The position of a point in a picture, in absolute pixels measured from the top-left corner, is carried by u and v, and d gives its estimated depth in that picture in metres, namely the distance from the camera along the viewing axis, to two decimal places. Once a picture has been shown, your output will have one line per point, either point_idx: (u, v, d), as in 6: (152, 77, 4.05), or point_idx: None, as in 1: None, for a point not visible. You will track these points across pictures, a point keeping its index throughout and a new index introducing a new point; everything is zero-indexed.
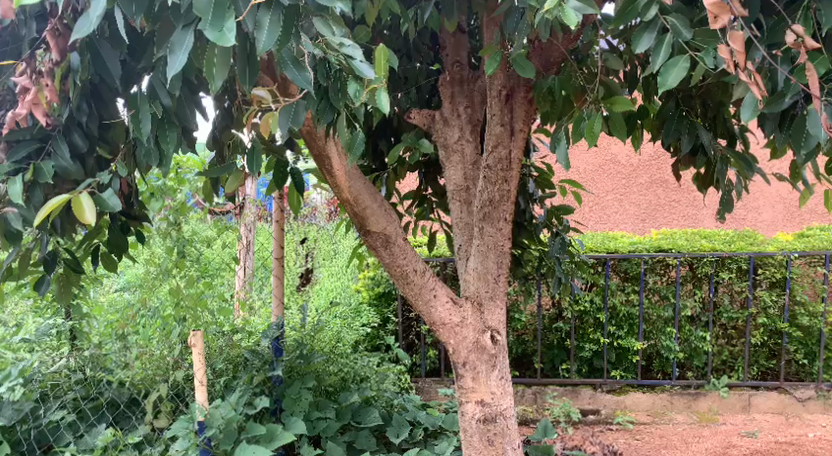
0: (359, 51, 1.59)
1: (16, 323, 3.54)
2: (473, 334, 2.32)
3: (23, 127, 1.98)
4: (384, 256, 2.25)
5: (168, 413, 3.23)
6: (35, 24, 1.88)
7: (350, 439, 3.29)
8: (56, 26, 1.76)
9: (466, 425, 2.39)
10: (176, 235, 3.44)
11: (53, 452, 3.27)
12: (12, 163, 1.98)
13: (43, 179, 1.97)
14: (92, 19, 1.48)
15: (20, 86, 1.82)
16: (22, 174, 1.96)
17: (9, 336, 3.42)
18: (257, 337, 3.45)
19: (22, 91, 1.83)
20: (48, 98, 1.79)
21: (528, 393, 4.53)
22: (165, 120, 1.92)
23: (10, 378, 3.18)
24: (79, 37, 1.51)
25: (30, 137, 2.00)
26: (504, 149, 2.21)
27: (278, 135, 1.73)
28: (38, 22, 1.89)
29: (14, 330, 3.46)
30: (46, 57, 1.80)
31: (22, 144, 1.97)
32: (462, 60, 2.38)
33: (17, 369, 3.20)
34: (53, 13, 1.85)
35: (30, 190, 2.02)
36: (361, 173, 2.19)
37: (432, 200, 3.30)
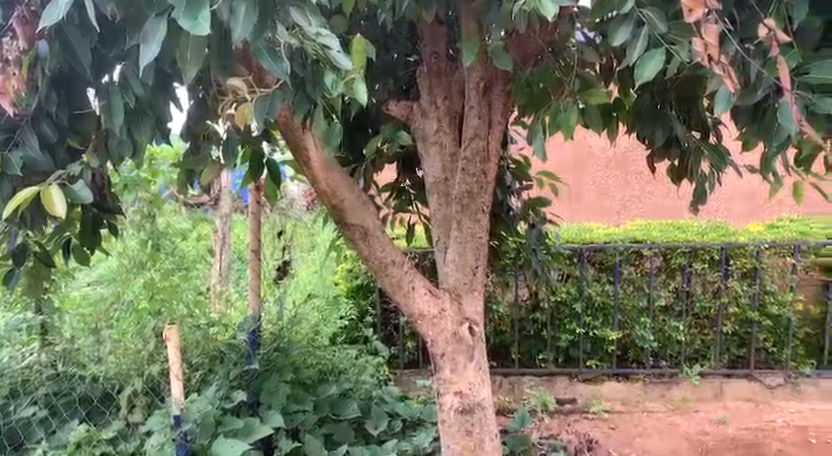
0: (336, 40, 1.57)
1: None
2: (451, 326, 2.31)
3: None
4: (363, 248, 2.25)
5: (143, 407, 3.23)
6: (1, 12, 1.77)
7: (329, 431, 3.27)
8: (24, 13, 1.72)
9: (444, 416, 2.40)
10: (151, 227, 3.42)
11: (24, 449, 3.22)
12: None
13: (11, 171, 1.96)
14: (61, 7, 1.46)
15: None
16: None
17: None
18: (233, 330, 3.45)
19: None
20: (16, 87, 1.74)
21: (505, 384, 4.57)
22: (138, 110, 1.95)
23: None
24: (47, 25, 1.48)
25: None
26: (481, 141, 2.22)
27: (255, 126, 1.75)
28: (2, 9, 1.77)
29: None
30: (12, 44, 1.74)
31: None
32: (440, 52, 2.34)
33: None
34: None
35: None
36: (339, 164, 2.19)
37: (411, 192, 3.33)
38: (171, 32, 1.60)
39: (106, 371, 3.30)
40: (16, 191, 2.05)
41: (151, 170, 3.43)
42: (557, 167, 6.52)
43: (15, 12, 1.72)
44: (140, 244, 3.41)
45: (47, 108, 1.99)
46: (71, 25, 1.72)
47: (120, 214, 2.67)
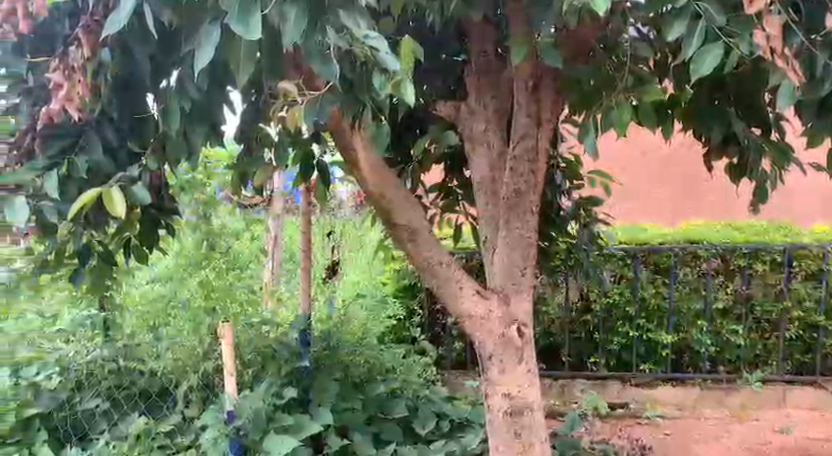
0: (384, 42, 1.52)
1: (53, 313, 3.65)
2: (499, 327, 2.27)
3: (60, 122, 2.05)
4: (410, 248, 2.24)
5: (198, 402, 3.29)
6: (67, 22, 1.90)
7: (377, 429, 3.27)
8: (89, 22, 1.77)
9: (492, 417, 2.36)
10: (206, 228, 3.51)
11: (88, 440, 3.28)
12: (48, 157, 2.06)
13: (77, 174, 2.06)
14: (122, 16, 1.49)
15: (52, 82, 1.80)
16: (58, 168, 2.05)
17: (47, 327, 3.55)
18: (285, 328, 3.50)
19: (54, 88, 1.81)
20: (81, 94, 1.78)
21: (555, 387, 4.51)
22: (195, 114, 2.01)
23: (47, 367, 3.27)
24: (110, 34, 1.51)
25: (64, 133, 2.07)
26: (531, 140, 2.19)
27: (305, 128, 1.77)
28: (70, 20, 1.90)
29: (51, 321, 3.58)
30: (78, 54, 1.77)
31: (57, 139, 2.06)
32: (488, 51, 2.29)
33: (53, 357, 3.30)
34: (84, 10, 1.86)
35: (65, 185, 2.12)
36: (387, 165, 2.18)
37: (458, 192, 3.32)
38: (224, 35, 1.62)
39: (164, 366, 3.36)
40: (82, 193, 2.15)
41: (207, 172, 3.51)
42: (609, 166, 6.44)
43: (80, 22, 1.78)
44: (195, 244, 3.49)
45: (109, 113, 2.10)
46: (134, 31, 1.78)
47: (177, 214, 2.69)
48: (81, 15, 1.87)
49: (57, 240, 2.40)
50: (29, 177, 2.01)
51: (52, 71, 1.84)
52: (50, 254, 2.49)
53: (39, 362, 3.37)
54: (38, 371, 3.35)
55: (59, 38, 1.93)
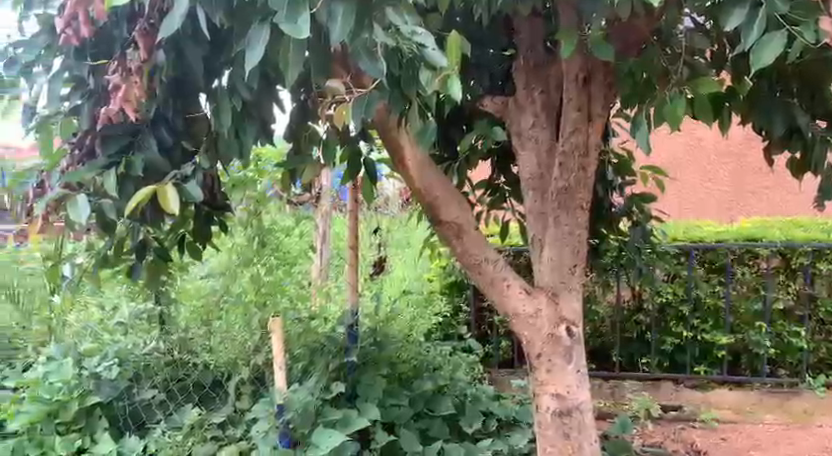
0: (431, 38, 1.54)
1: (113, 306, 3.79)
2: (548, 326, 2.24)
3: (117, 122, 2.10)
4: (456, 246, 2.22)
5: (249, 395, 3.37)
6: (125, 26, 1.94)
7: (424, 426, 3.25)
8: (144, 26, 1.81)
9: (541, 418, 2.32)
10: (257, 224, 3.50)
11: (145, 429, 3.43)
12: (107, 157, 2.11)
13: (135, 173, 2.10)
14: (176, 18, 1.53)
15: (112, 83, 1.86)
16: (116, 168, 2.09)
17: (107, 318, 3.68)
18: (333, 324, 3.53)
19: (113, 89, 1.86)
20: (138, 95, 1.81)
21: (605, 388, 4.45)
22: (244, 113, 2.05)
23: (107, 358, 3.48)
24: (165, 36, 1.55)
25: (123, 132, 2.13)
26: (581, 135, 2.16)
27: (352, 128, 1.75)
28: (126, 22, 1.94)
29: (111, 313, 3.71)
30: (135, 55, 1.82)
31: (115, 139, 2.11)
32: (536, 45, 2.25)
33: (112, 350, 3.49)
34: (141, 13, 1.90)
35: (122, 183, 2.16)
36: (433, 162, 2.17)
37: (505, 189, 3.28)
38: (274, 34, 1.64)
39: (217, 360, 3.45)
40: (138, 190, 2.18)
41: (258, 169, 3.57)
42: (663, 161, 6.33)
43: (137, 25, 1.81)
44: (247, 240, 3.51)
45: (165, 112, 2.15)
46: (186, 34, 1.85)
47: (229, 210, 2.74)
48: (138, 18, 1.89)
49: (116, 235, 2.51)
50: (90, 176, 2.07)
51: (112, 72, 1.90)
52: (108, 251, 2.54)
53: (99, 354, 3.51)
54: (100, 362, 3.46)
55: (118, 42, 1.97)
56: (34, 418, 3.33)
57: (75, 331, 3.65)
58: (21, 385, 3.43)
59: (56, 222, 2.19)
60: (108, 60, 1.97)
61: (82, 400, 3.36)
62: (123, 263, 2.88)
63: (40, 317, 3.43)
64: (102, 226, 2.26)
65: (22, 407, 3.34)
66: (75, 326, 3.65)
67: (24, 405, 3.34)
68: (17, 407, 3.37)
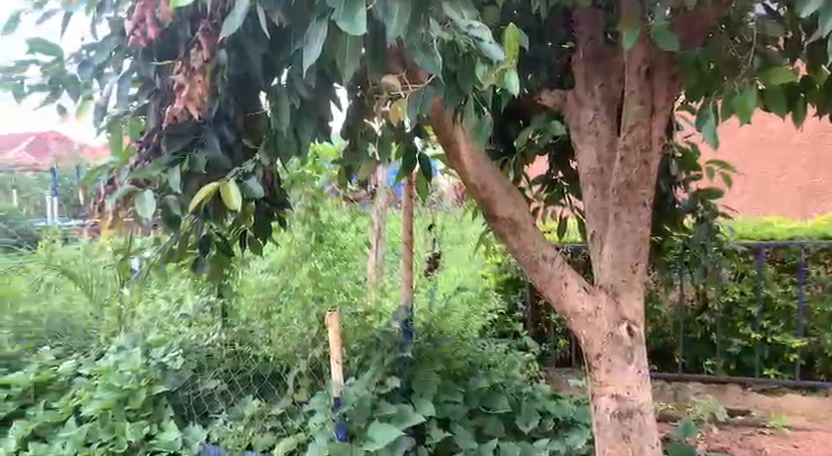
0: (488, 32, 1.53)
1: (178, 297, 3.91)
2: (607, 325, 2.18)
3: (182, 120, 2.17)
4: (512, 242, 2.19)
5: (307, 387, 3.38)
6: (189, 26, 1.97)
7: (479, 424, 3.21)
8: (207, 26, 1.84)
9: (599, 419, 2.27)
10: (315, 220, 3.56)
11: (208, 418, 3.46)
12: (171, 154, 2.18)
13: (197, 170, 2.17)
14: (238, 17, 1.54)
15: (177, 82, 1.91)
16: (180, 164, 2.16)
17: (172, 310, 3.79)
18: (387, 319, 3.52)
19: (178, 88, 1.90)
20: (201, 93, 1.86)
21: (667, 389, 4.35)
22: (302, 110, 2.08)
23: (172, 349, 3.59)
24: (228, 35, 1.57)
25: (187, 130, 2.20)
26: (643, 128, 2.08)
27: (406, 122, 1.80)
28: (190, 23, 1.98)
29: (175, 304, 3.82)
30: (198, 55, 1.86)
31: (180, 137, 2.18)
32: (597, 37, 2.20)
33: (177, 342, 3.61)
34: (203, 13, 1.93)
35: (186, 178, 2.24)
36: (489, 157, 2.15)
37: (563, 185, 3.23)
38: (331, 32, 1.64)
39: (276, 352, 3.47)
40: (202, 185, 2.27)
41: (315, 166, 3.62)
42: (732, 155, 6.17)
43: (200, 26, 1.85)
44: (305, 236, 3.57)
45: (226, 110, 2.19)
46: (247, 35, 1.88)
47: (289, 206, 2.79)
48: (202, 18, 1.92)
49: (181, 230, 2.57)
50: (155, 174, 2.13)
51: (177, 72, 1.94)
52: (173, 245, 2.59)
53: (164, 345, 3.63)
54: (166, 353, 3.59)
55: (182, 42, 2.01)
56: (106, 405, 3.37)
57: (143, 324, 3.81)
58: (94, 373, 3.56)
59: (127, 219, 2.27)
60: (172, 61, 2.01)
61: (150, 389, 3.44)
62: (188, 258, 2.96)
63: (111, 307, 3.88)
64: (167, 221, 2.32)
65: (96, 394, 3.42)
66: (143, 318, 3.81)
67: (96, 392, 3.41)
68: (90, 394, 3.46)
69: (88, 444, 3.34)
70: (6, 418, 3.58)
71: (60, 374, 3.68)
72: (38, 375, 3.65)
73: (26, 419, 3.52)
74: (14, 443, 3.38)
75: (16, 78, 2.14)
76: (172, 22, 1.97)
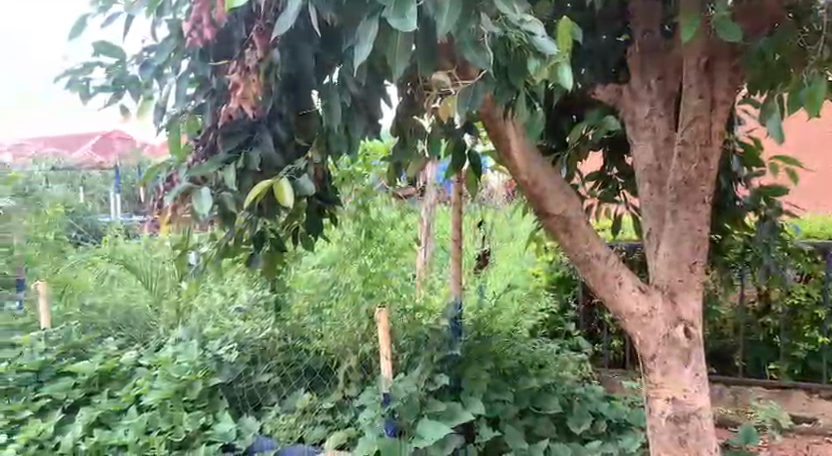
0: (540, 26, 1.52)
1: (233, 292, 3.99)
2: (663, 326, 2.12)
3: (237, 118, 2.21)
4: (564, 240, 2.14)
5: (357, 382, 3.38)
6: (243, 27, 2.02)
7: (529, 424, 3.18)
8: (261, 26, 1.88)
9: (654, 422, 2.21)
10: (364, 216, 3.64)
11: (261, 410, 3.47)
12: (227, 152, 2.22)
13: (252, 167, 2.20)
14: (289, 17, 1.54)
15: (231, 82, 1.95)
16: (235, 163, 2.20)
17: (226, 304, 3.86)
18: (437, 316, 3.50)
19: (233, 87, 1.94)
20: (255, 92, 1.88)
21: (727, 395, 4.23)
22: (353, 109, 2.09)
23: (227, 342, 3.59)
24: (280, 35, 1.56)
25: (242, 129, 2.24)
26: (702, 123, 2.00)
27: (457, 117, 1.76)
28: (244, 23, 2.02)
29: (230, 299, 3.89)
30: (253, 54, 1.89)
31: (235, 135, 2.22)
32: (654, 29, 2.17)
33: (232, 335, 3.61)
34: (258, 13, 1.96)
35: (242, 176, 2.26)
36: (540, 153, 2.10)
37: (617, 181, 3.18)
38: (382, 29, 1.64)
39: (327, 346, 3.46)
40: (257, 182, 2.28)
41: (365, 164, 3.66)
42: (797, 151, 5.99)
43: (254, 26, 1.89)
44: (355, 233, 3.63)
45: (279, 109, 2.21)
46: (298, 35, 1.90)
47: (339, 203, 2.78)
48: (255, 18, 1.96)
49: (234, 227, 2.58)
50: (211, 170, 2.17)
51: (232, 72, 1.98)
52: (229, 239, 2.64)
53: (220, 337, 3.64)
54: (221, 345, 3.59)
55: (237, 42, 2.05)
56: (166, 394, 3.37)
57: (199, 317, 3.85)
58: (154, 363, 3.59)
59: (184, 215, 2.27)
60: (228, 61, 2.07)
61: (205, 380, 3.46)
62: (243, 253, 3.00)
63: (169, 300, 3.98)
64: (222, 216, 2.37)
65: (155, 384, 3.43)
66: (200, 312, 3.86)
67: (156, 382, 3.43)
68: (150, 384, 3.46)
69: (148, 432, 3.31)
70: (73, 406, 3.62)
71: (122, 364, 3.68)
72: (103, 364, 3.67)
73: (90, 406, 3.55)
74: (80, 427, 3.39)
75: (82, 80, 2.21)
76: (228, 22, 2.02)
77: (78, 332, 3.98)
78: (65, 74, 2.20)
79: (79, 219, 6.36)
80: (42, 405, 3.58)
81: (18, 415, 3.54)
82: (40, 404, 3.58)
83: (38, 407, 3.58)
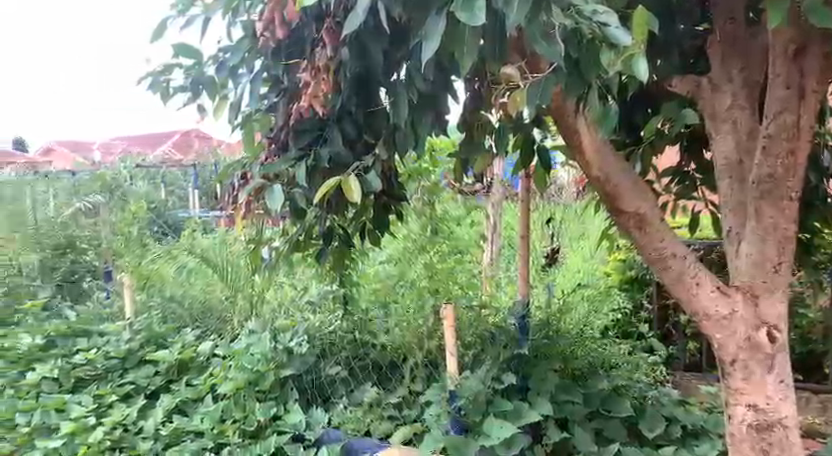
0: (614, 17, 1.47)
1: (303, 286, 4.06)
2: (745, 329, 2.01)
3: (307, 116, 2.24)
4: (637, 237, 2.04)
5: (423, 378, 3.38)
6: (314, 26, 2.05)
7: (599, 426, 3.09)
8: (331, 24, 1.86)
9: (734, 430, 2.10)
10: (430, 214, 3.61)
11: (329, 403, 3.49)
12: (298, 148, 2.27)
13: (322, 164, 2.23)
14: (358, 14, 1.52)
15: (302, 81, 1.98)
16: (306, 160, 2.24)
17: (297, 298, 3.93)
18: (503, 315, 3.45)
19: (304, 86, 1.95)
20: (324, 91, 1.89)
21: (814, 403, 4.01)
22: (420, 105, 2.07)
23: (298, 334, 3.66)
24: (349, 32, 1.55)
25: (312, 126, 2.27)
26: (791, 115, 1.88)
27: (526, 112, 1.72)
28: (315, 22, 2.05)
29: (301, 292, 3.96)
30: (323, 54, 1.91)
31: (307, 132, 2.26)
32: (737, 17, 2.08)
33: (303, 327, 3.68)
34: (327, 12, 1.98)
35: (312, 172, 2.30)
36: (613, 147, 2.02)
37: (696, 177, 3.07)
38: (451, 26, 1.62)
39: (394, 341, 3.50)
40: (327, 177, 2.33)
41: (432, 160, 3.68)
42: None
43: (324, 24, 1.86)
44: (421, 228, 3.59)
45: (348, 106, 2.21)
46: (366, 34, 1.91)
47: (406, 200, 2.79)
48: (325, 17, 1.97)
49: (305, 223, 2.68)
50: (283, 168, 2.22)
51: (304, 70, 2.01)
52: (300, 235, 2.72)
53: (291, 330, 3.70)
54: (292, 338, 3.66)
55: (308, 41, 2.09)
56: (239, 384, 3.45)
57: (271, 309, 3.96)
58: (229, 354, 3.69)
59: (257, 210, 2.32)
60: (299, 60, 2.11)
61: (277, 371, 3.50)
62: (312, 248, 3.04)
63: (245, 292, 4.01)
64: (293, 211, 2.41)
65: (229, 374, 3.52)
66: (271, 305, 3.96)
67: (230, 373, 3.51)
68: (225, 374, 3.56)
69: (222, 421, 3.36)
70: (154, 392, 3.76)
71: (199, 354, 3.83)
72: (181, 354, 3.82)
73: (170, 394, 3.68)
74: (161, 413, 3.50)
75: (164, 81, 2.34)
76: (300, 22, 2.05)
77: (159, 322, 4.19)
78: (149, 75, 2.34)
79: (161, 215, 6.65)
80: (127, 391, 3.72)
81: (105, 399, 3.67)
82: (125, 390, 3.73)
83: (124, 393, 3.71)
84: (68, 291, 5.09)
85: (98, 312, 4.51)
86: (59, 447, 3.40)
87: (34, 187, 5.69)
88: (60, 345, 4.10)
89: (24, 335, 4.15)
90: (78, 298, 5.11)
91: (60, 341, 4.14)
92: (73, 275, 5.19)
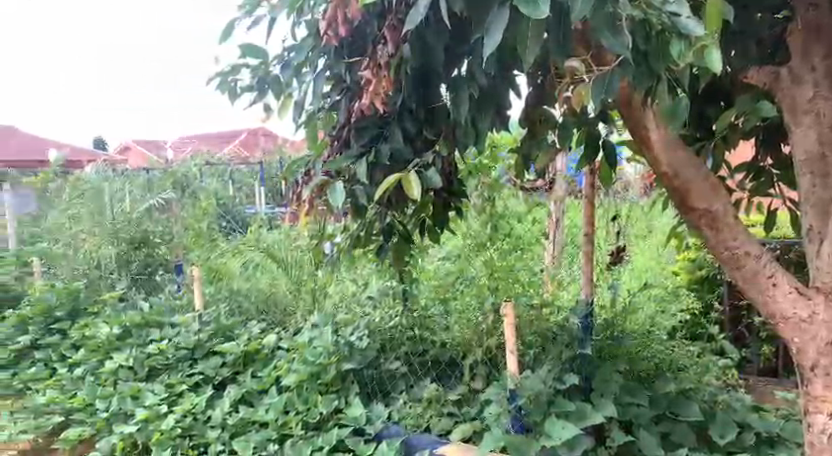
0: (685, 6, 1.44)
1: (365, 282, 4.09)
2: (827, 333, 1.89)
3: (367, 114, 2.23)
4: (709, 236, 1.94)
5: (483, 376, 3.36)
6: (375, 24, 2.05)
7: (666, 430, 2.99)
8: (392, 21, 1.86)
9: (813, 439, 1.94)
10: (491, 210, 3.56)
11: (388, 397, 3.49)
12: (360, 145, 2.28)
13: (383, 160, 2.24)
14: (419, 11, 1.51)
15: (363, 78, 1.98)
16: (367, 156, 2.23)
17: (358, 293, 3.96)
18: (566, 313, 3.40)
19: (365, 83, 1.95)
20: (385, 88, 1.89)
21: None
22: (482, 101, 2.05)
23: (359, 329, 3.68)
24: (410, 28, 1.54)
25: (373, 125, 2.27)
26: None
27: (592, 107, 1.68)
28: (377, 20, 2.05)
29: (362, 288, 3.99)
30: (384, 51, 1.90)
31: (366, 130, 2.25)
32: (820, 3, 1.93)
33: (364, 322, 3.69)
34: (388, 10, 1.98)
35: (373, 169, 2.32)
36: (684, 143, 1.94)
37: (772, 172, 2.94)
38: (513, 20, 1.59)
39: (453, 339, 3.48)
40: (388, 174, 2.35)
41: (493, 156, 3.65)
42: None
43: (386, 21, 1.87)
44: (481, 226, 3.57)
45: (408, 104, 2.20)
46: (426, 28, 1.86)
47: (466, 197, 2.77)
48: (387, 14, 1.97)
49: (366, 218, 2.69)
50: (344, 165, 2.21)
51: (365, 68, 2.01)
52: (360, 232, 2.72)
53: (352, 325, 3.72)
54: (353, 332, 3.68)
55: (369, 38, 2.09)
56: (302, 377, 3.45)
57: (333, 303, 4.01)
58: (293, 347, 3.73)
59: (319, 206, 2.32)
60: (360, 59, 2.11)
61: (339, 364, 3.48)
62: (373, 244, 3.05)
63: (307, 287, 4.14)
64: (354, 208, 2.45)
65: (295, 366, 3.52)
66: (333, 299, 4.01)
67: (295, 365, 3.54)
68: (289, 366, 3.59)
69: (286, 412, 3.40)
70: (221, 383, 3.81)
71: (264, 346, 3.88)
72: (247, 346, 3.87)
73: (236, 385, 3.73)
74: (228, 403, 3.55)
75: (231, 81, 2.37)
76: (361, 21, 2.06)
77: (226, 315, 4.27)
78: (218, 75, 2.38)
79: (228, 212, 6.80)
80: (196, 381, 3.79)
81: (175, 388, 3.76)
82: (194, 380, 3.80)
83: (194, 382, 3.79)
84: (142, 284, 5.25)
85: (169, 303, 4.63)
86: (134, 433, 3.51)
87: (110, 184, 5.91)
88: (134, 335, 4.25)
89: (103, 325, 4.37)
90: (152, 290, 5.25)
91: (134, 331, 4.27)
92: (147, 268, 5.32)
